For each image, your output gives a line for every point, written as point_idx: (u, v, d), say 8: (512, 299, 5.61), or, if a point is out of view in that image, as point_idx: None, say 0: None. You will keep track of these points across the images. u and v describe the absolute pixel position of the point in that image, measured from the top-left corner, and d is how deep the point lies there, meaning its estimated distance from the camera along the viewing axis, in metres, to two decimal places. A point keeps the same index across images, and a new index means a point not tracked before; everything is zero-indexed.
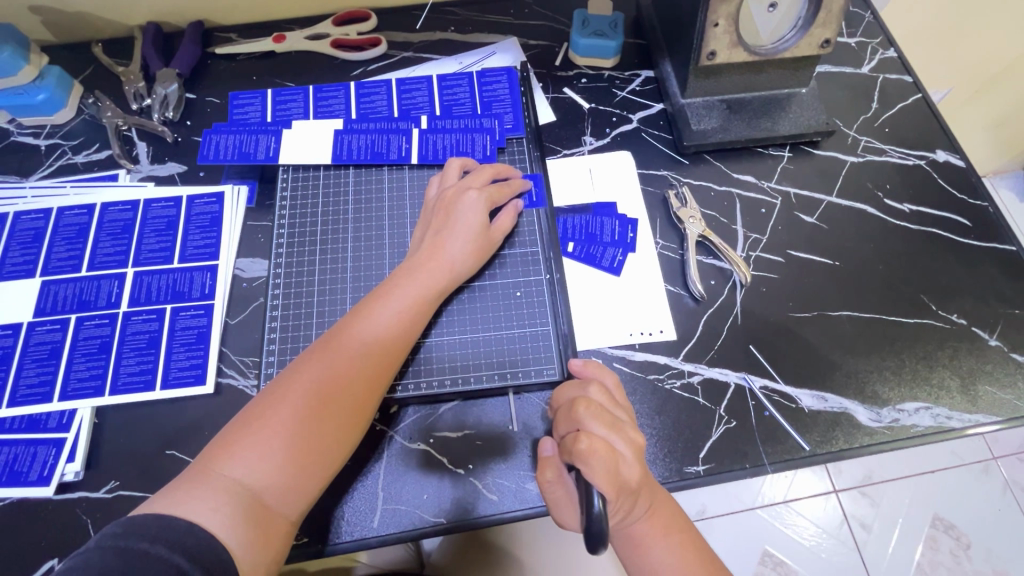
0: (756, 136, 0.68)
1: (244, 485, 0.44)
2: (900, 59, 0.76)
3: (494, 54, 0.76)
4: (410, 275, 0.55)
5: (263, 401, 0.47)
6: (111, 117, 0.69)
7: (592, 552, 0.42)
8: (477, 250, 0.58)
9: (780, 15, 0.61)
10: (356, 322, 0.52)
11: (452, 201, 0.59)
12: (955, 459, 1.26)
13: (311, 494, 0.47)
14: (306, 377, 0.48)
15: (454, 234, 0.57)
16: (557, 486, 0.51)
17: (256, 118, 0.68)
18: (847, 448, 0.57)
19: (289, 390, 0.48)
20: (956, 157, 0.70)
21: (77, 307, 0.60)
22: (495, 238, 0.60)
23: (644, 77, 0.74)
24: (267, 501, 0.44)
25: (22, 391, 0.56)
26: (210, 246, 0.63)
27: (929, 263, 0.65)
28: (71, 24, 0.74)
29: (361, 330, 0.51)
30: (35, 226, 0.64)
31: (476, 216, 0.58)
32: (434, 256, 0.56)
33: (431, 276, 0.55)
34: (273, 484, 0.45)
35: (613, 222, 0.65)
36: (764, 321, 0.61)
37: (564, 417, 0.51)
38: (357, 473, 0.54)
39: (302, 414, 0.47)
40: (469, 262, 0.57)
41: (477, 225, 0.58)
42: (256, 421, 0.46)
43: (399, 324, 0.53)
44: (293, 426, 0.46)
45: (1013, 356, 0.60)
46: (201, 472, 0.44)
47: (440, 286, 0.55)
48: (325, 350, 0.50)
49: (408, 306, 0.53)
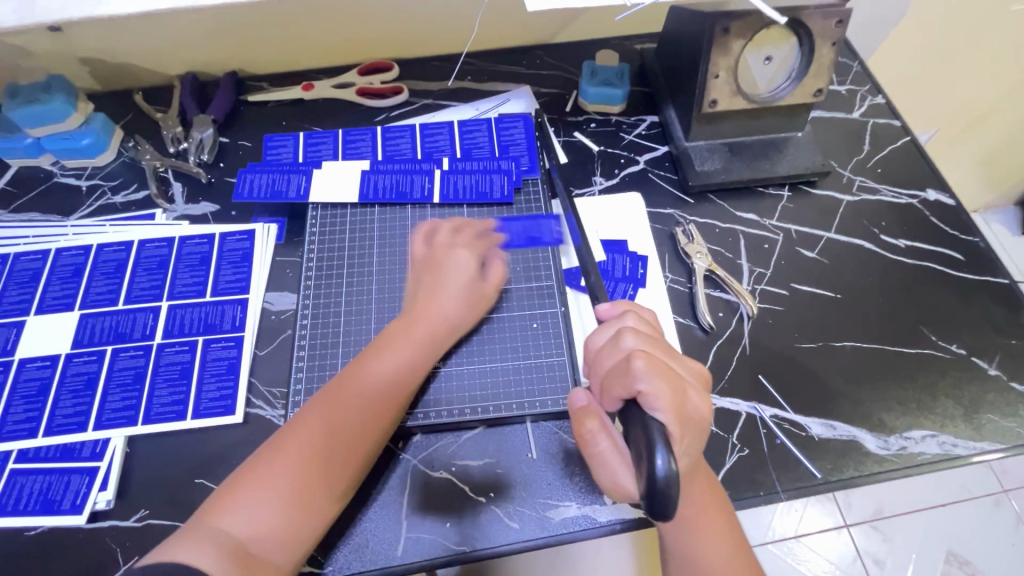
0: (756, 177, 0.73)
1: (237, 539, 0.43)
2: (888, 104, 0.82)
3: (509, 100, 0.80)
4: (404, 326, 0.57)
5: (258, 456, 0.48)
6: (150, 160, 0.74)
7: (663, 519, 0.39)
8: (468, 304, 0.59)
9: (775, 67, 0.67)
10: (355, 372, 0.53)
11: (441, 258, 0.60)
12: (965, 491, 1.26)
13: (306, 540, 0.47)
14: (304, 428, 0.49)
15: (445, 286, 0.59)
16: (601, 436, 0.48)
17: (288, 159, 0.73)
18: (857, 475, 0.58)
19: (285, 443, 0.49)
20: (946, 196, 0.74)
21: (114, 339, 0.62)
22: (488, 291, 0.61)
23: (649, 121, 0.79)
24: (264, 552, 0.44)
25: (58, 421, 0.58)
26: (240, 281, 0.66)
27: (926, 296, 0.68)
28: (115, 73, 0.79)
29: (360, 379, 0.53)
30: (75, 262, 0.67)
31: (467, 273, 0.59)
32: (427, 310, 0.58)
33: (424, 327, 0.57)
34: (267, 534, 0.45)
35: (625, 258, 0.68)
36: (772, 352, 0.64)
37: (608, 350, 0.49)
38: (381, 502, 0.56)
39: (297, 466, 0.47)
40: (461, 315, 0.59)
41: (469, 279, 0.60)
42: (252, 475, 0.47)
43: (398, 374, 0.54)
44: (285, 479, 0.47)
45: (1014, 385, 0.63)
46: (194, 530, 0.43)
47: (432, 338, 0.57)
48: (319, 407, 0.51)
49: (404, 356, 0.55)
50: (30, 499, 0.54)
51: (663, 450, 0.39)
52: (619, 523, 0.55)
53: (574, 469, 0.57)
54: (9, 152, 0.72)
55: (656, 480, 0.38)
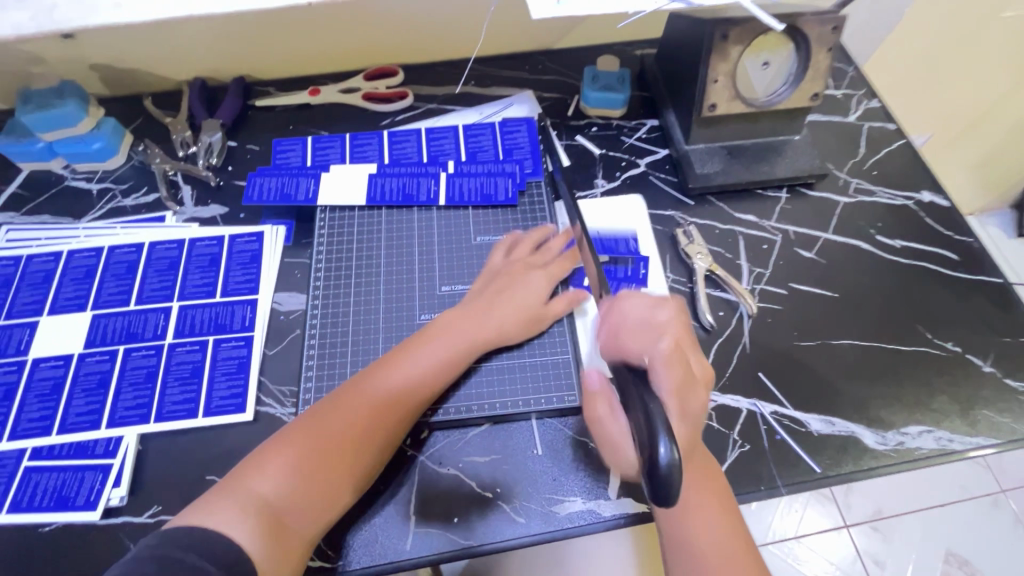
0: (754, 179, 0.74)
1: (268, 499, 0.47)
2: (883, 109, 0.83)
3: (512, 105, 0.82)
4: (458, 324, 0.60)
5: (302, 423, 0.51)
6: (160, 164, 0.75)
7: (666, 502, 0.40)
8: (523, 319, 0.61)
9: (773, 72, 0.70)
10: (398, 359, 0.57)
11: (513, 275, 0.64)
12: (963, 491, 1.28)
13: (327, 514, 0.49)
14: (343, 404, 0.53)
15: (512, 296, 0.62)
16: (609, 419, 0.54)
17: (296, 162, 0.74)
18: (856, 470, 0.59)
19: (332, 415, 0.52)
20: (940, 198, 0.76)
21: (126, 339, 0.63)
22: (549, 315, 0.63)
23: (649, 125, 0.81)
24: (288, 519, 0.47)
25: (72, 419, 0.59)
26: (250, 282, 0.67)
27: (922, 295, 0.69)
28: (126, 79, 0.81)
29: (404, 367, 0.56)
30: (87, 263, 0.68)
31: (531, 293, 0.62)
32: (481, 313, 0.61)
33: (475, 326, 0.60)
34: (296, 501, 0.48)
35: (627, 259, 0.70)
36: (772, 350, 0.65)
37: (639, 328, 0.53)
38: (387, 498, 0.57)
39: (335, 439, 0.50)
40: (515, 328, 0.61)
41: (538, 295, 0.63)
42: (293, 441, 0.50)
43: (437, 367, 0.57)
44: (321, 449, 0.50)
45: (1008, 382, 0.64)
46: (232, 486, 0.47)
47: (481, 340, 0.59)
48: (366, 387, 0.54)
49: (448, 351, 0.58)
50: (44, 495, 0.55)
51: (666, 437, 0.40)
52: (622, 517, 0.56)
53: (579, 465, 0.58)
54: (21, 156, 0.74)
55: (659, 467, 0.39)
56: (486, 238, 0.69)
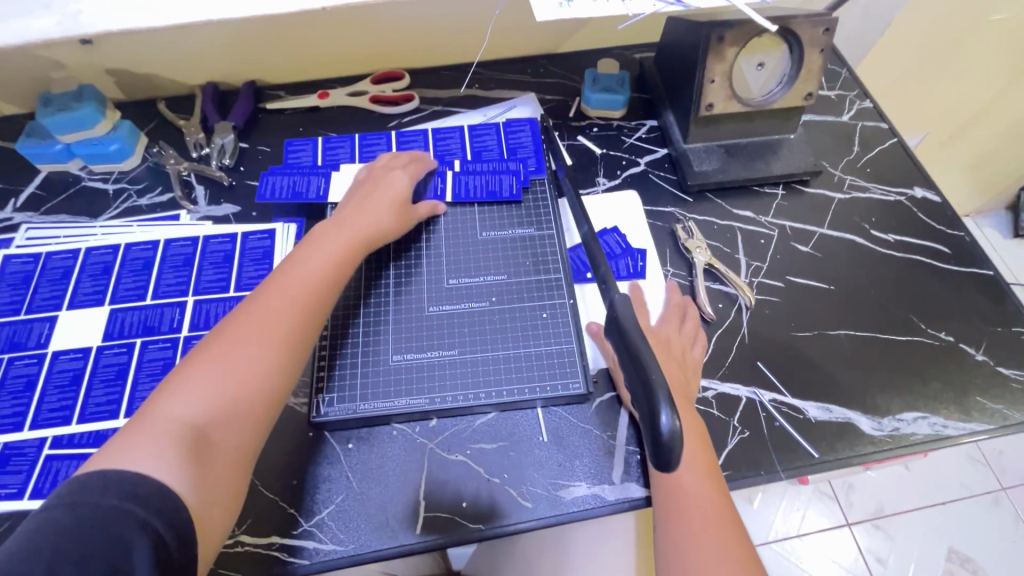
0: (751, 176, 0.76)
1: (182, 419, 0.46)
2: (875, 109, 0.86)
3: (515, 107, 0.84)
4: (333, 233, 0.61)
5: (202, 347, 0.51)
6: (174, 165, 0.77)
7: (670, 460, 0.50)
8: (398, 217, 0.66)
9: (767, 73, 0.72)
10: (287, 269, 0.57)
11: (377, 180, 0.68)
12: (964, 489, 1.29)
13: (251, 420, 0.49)
14: (236, 322, 0.52)
15: (379, 201, 0.66)
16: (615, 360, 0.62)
17: (308, 162, 0.76)
18: (853, 455, 0.61)
19: (230, 329, 0.52)
20: (932, 194, 0.78)
21: (143, 332, 0.65)
22: (417, 212, 0.69)
23: (648, 126, 0.83)
24: (209, 434, 0.47)
25: (91, 409, 0.61)
26: (262, 277, 0.69)
27: (915, 287, 0.71)
28: (141, 84, 0.83)
29: (287, 277, 0.56)
30: (105, 260, 0.70)
31: (400, 192, 0.67)
32: (359, 215, 0.64)
33: (351, 232, 0.62)
34: (214, 412, 0.47)
35: (614, 235, 0.73)
36: (770, 340, 0.67)
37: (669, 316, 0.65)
38: (396, 471, 0.59)
39: (238, 344, 0.51)
40: (392, 224, 0.66)
41: (401, 195, 0.68)
42: (192, 364, 0.49)
43: (324, 271, 0.58)
44: (227, 359, 0.50)
45: (1000, 369, 0.66)
46: (139, 422, 0.46)
47: (365, 237, 0.63)
48: (257, 298, 0.54)
49: (330, 254, 0.59)
50: (65, 482, 0.57)
51: (667, 409, 0.48)
52: (626, 502, 0.57)
53: (584, 452, 0.60)
54: (40, 157, 0.76)
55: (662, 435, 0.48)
56: (492, 234, 0.71)
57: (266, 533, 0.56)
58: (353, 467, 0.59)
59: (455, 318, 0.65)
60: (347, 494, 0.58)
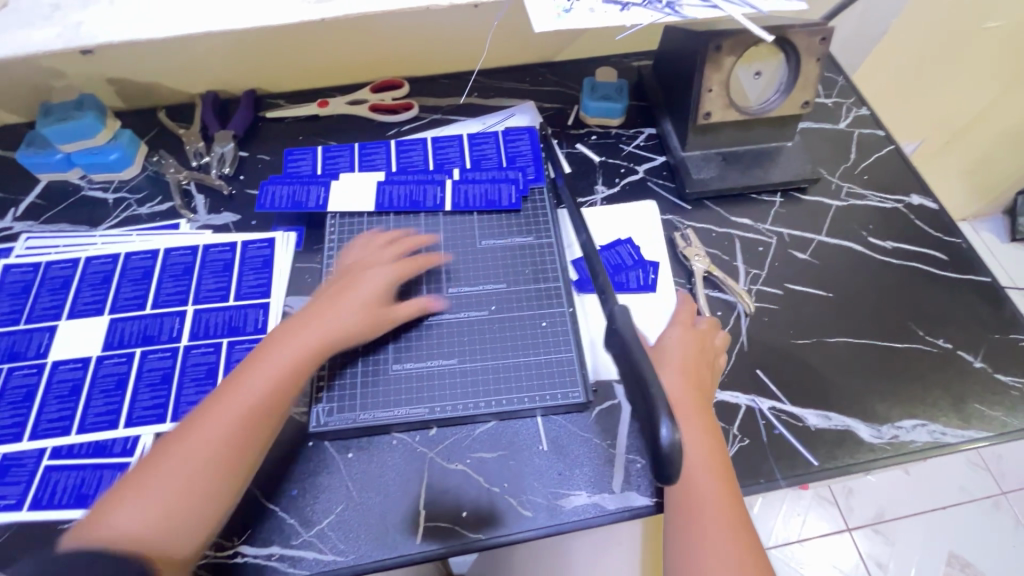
0: (749, 184, 0.77)
1: (128, 529, 0.45)
2: (872, 116, 0.86)
3: (514, 115, 0.85)
4: (306, 331, 0.57)
5: (160, 447, 0.50)
6: (174, 173, 0.78)
7: (668, 481, 0.46)
8: (378, 317, 0.61)
9: (764, 82, 0.72)
10: (256, 366, 0.54)
11: (365, 268, 0.64)
12: (964, 494, 1.29)
13: (200, 528, 0.47)
14: (196, 423, 0.50)
15: (348, 301, 0.60)
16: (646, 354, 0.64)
17: (308, 171, 0.77)
18: (852, 463, 0.61)
19: (193, 431, 0.50)
20: (929, 201, 0.79)
21: (142, 342, 0.65)
22: (402, 310, 0.63)
23: (646, 134, 0.84)
24: (152, 545, 0.45)
25: (91, 419, 0.61)
26: (262, 286, 0.69)
27: (913, 294, 0.71)
28: (141, 92, 0.84)
29: (244, 384, 0.53)
30: (104, 269, 0.70)
31: (384, 285, 0.62)
32: (336, 314, 0.59)
33: (313, 335, 0.56)
34: (162, 522, 0.46)
35: (627, 247, 0.73)
36: (769, 348, 0.67)
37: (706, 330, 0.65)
38: (401, 473, 0.59)
39: (194, 451, 0.49)
40: (370, 323, 0.60)
41: (373, 294, 0.61)
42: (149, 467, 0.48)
43: (289, 377, 0.54)
44: (181, 466, 0.48)
45: (998, 376, 0.66)
46: (86, 529, 0.45)
47: (338, 340, 0.58)
48: (222, 400, 0.52)
49: (288, 365, 0.54)
50: (64, 493, 0.56)
51: (668, 420, 0.45)
52: (626, 510, 0.57)
53: (583, 460, 0.60)
54: (40, 167, 0.76)
55: (663, 447, 0.45)
56: (491, 243, 0.72)
57: (264, 544, 0.56)
58: (353, 476, 0.59)
59: (455, 329, 0.65)
60: (348, 503, 0.58)
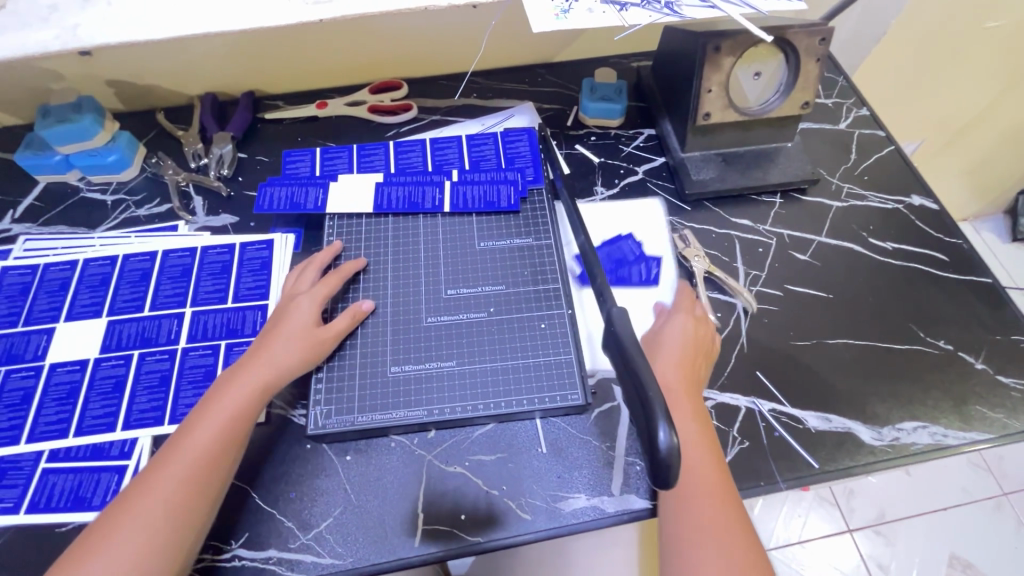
0: (749, 184, 0.76)
1: None
2: (872, 116, 0.86)
3: (513, 116, 0.84)
4: (236, 376, 0.57)
5: (108, 516, 0.49)
6: (173, 175, 0.77)
7: (665, 486, 0.45)
8: (306, 345, 0.60)
9: (764, 82, 0.72)
10: (195, 417, 0.55)
11: (291, 302, 0.63)
12: (966, 495, 1.29)
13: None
14: (140, 485, 0.51)
15: (280, 337, 0.60)
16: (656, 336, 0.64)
17: (306, 172, 0.77)
18: (853, 465, 0.61)
19: (140, 490, 0.50)
20: (930, 202, 0.78)
21: (140, 344, 0.65)
22: (331, 332, 0.62)
23: (646, 135, 0.84)
24: None
25: (89, 421, 0.61)
26: (260, 287, 0.69)
27: (914, 295, 0.71)
28: (140, 94, 0.83)
29: (188, 437, 0.53)
30: (102, 271, 0.70)
31: (308, 316, 0.62)
32: (261, 353, 0.59)
33: (248, 376, 0.57)
34: None
35: (630, 241, 0.73)
36: (769, 349, 0.67)
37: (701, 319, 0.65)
38: (399, 475, 0.59)
39: (144, 509, 0.49)
40: (299, 354, 0.59)
41: (305, 326, 0.61)
42: (97, 538, 0.48)
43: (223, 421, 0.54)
44: (130, 528, 0.48)
45: (1000, 378, 0.66)
46: None
47: (264, 376, 0.57)
48: (164, 456, 0.52)
49: (222, 409, 0.55)
50: (61, 496, 0.56)
51: (664, 424, 0.45)
52: (625, 513, 0.57)
53: (583, 462, 0.60)
54: (38, 169, 0.76)
55: (659, 451, 0.44)
56: (489, 244, 0.71)
57: (261, 547, 0.56)
58: (351, 478, 0.59)
59: (452, 332, 0.65)
60: (346, 506, 0.58)
